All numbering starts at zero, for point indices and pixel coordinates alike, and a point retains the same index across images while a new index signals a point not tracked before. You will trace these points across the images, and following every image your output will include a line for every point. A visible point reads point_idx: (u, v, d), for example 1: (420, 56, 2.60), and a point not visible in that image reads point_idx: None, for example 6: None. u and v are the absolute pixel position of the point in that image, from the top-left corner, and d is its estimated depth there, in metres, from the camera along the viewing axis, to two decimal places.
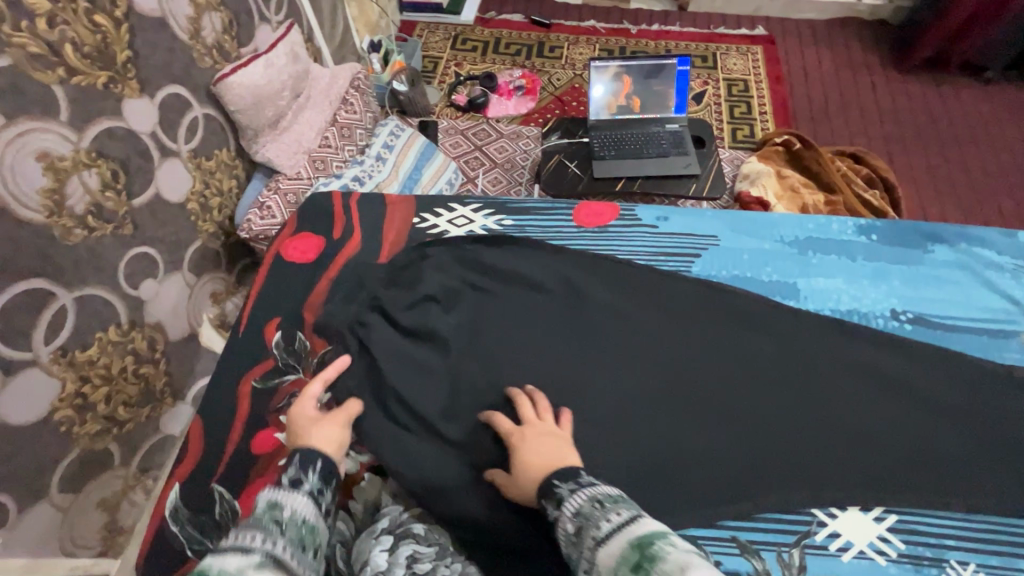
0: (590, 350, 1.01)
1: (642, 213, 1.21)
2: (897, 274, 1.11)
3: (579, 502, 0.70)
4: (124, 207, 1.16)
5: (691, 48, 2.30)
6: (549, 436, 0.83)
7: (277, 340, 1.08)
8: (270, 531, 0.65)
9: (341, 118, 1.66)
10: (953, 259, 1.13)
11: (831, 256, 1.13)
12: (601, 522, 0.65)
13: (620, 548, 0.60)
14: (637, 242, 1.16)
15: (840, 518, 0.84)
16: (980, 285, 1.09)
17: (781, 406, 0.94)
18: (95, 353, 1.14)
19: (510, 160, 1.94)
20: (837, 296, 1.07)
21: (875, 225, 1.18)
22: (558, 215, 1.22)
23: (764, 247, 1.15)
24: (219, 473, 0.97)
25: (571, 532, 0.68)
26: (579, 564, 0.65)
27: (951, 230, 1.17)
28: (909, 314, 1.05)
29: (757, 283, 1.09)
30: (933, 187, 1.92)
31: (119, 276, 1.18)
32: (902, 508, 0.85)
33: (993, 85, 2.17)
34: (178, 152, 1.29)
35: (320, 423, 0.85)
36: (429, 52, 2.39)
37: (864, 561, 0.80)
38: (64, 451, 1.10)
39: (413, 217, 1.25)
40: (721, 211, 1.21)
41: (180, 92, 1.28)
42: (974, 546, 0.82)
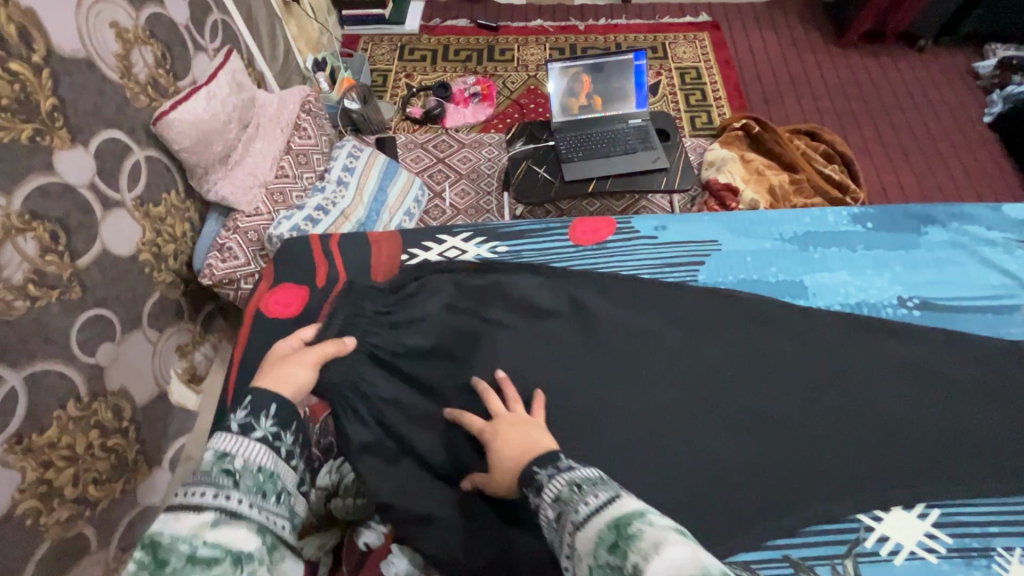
0: (606, 372, 0.98)
1: (638, 225, 1.20)
2: (897, 260, 1.13)
3: (557, 487, 0.67)
4: (68, 269, 1.06)
5: (640, 40, 2.31)
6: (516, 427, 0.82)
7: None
8: (222, 486, 0.67)
9: (296, 145, 1.57)
10: (948, 240, 1.16)
11: (831, 249, 1.15)
12: (578, 505, 0.63)
13: (597, 529, 0.58)
14: (638, 255, 1.15)
15: (885, 521, 0.84)
16: (978, 263, 1.13)
17: (792, 401, 0.95)
18: (54, 434, 1.03)
19: (475, 169, 1.90)
20: (844, 289, 1.09)
21: (868, 213, 1.21)
22: (554, 235, 1.20)
23: (765, 246, 1.16)
24: None
25: (552, 517, 0.65)
26: (560, 549, 0.63)
27: (941, 211, 1.21)
28: (916, 300, 1.07)
29: (765, 285, 1.10)
30: (886, 156, 1.99)
31: (72, 346, 1.07)
32: (942, 501, 0.86)
33: (927, 52, 2.26)
34: (122, 201, 1.19)
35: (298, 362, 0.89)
36: (377, 66, 2.31)
37: (916, 562, 0.81)
38: (33, 547, 0.99)
39: (401, 253, 1.20)
40: (718, 214, 1.22)
41: (117, 136, 1.18)
42: (1014, 529, 0.84)
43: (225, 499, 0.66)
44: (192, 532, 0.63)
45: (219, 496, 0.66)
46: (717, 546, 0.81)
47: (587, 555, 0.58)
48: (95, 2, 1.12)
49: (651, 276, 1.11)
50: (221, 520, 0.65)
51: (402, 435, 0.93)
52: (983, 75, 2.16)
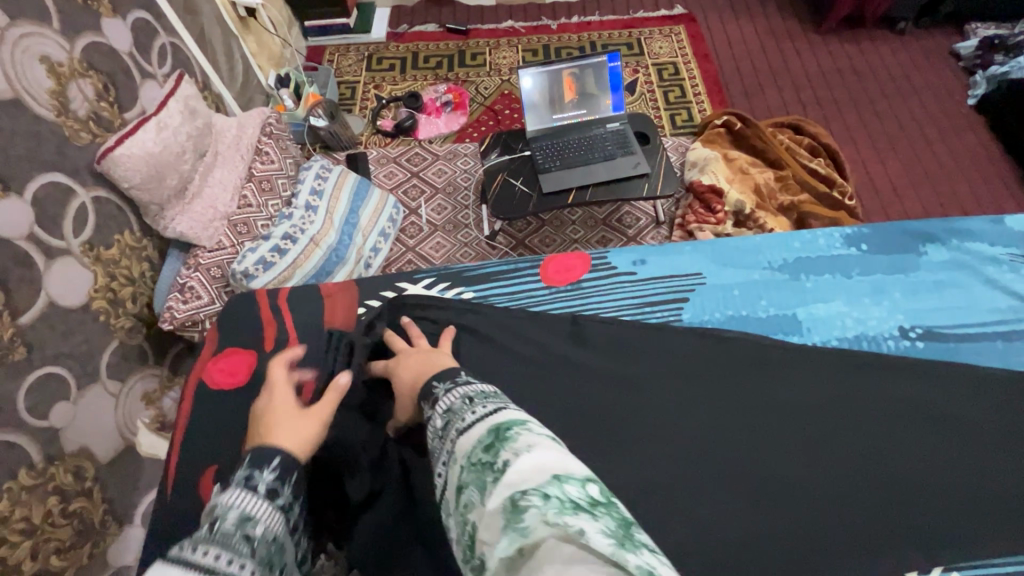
0: (595, 416, 0.92)
1: (616, 260, 1.14)
2: (896, 286, 1.09)
3: (452, 400, 0.67)
4: (9, 329, 0.98)
5: (614, 37, 2.24)
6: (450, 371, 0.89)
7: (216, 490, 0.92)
8: (240, 553, 0.60)
9: (259, 171, 1.49)
10: (949, 259, 1.12)
11: (824, 276, 1.10)
12: (466, 414, 0.63)
13: (479, 433, 0.58)
14: (619, 294, 1.09)
15: None
16: (982, 283, 1.09)
17: (790, 438, 0.90)
18: (6, 507, 0.95)
19: (451, 182, 1.83)
20: (842, 320, 1.04)
21: (862, 233, 1.17)
22: (525, 275, 1.13)
23: (753, 277, 1.11)
24: None
25: (439, 425, 0.65)
26: (439, 455, 0.63)
27: (939, 227, 1.17)
28: (918, 330, 1.03)
29: (755, 321, 1.05)
30: (872, 146, 1.94)
31: (20, 411, 0.99)
32: (962, 562, 0.79)
33: (907, 35, 2.21)
34: (68, 248, 1.11)
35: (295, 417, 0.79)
36: (344, 77, 2.22)
37: None
38: None
39: (356, 307, 1.12)
40: (700, 242, 1.17)
41: (58, 179, 1.10)
42: None
43: (240, 570, 0.59)
44: None
45: (234, 563, 0.59)
46: None
47: (462, 454, 0.58)
48: (21, 37, 1.03)
49: (632, 319, 1.06)
50: None
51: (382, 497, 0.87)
52: (964, 56, 2.12)
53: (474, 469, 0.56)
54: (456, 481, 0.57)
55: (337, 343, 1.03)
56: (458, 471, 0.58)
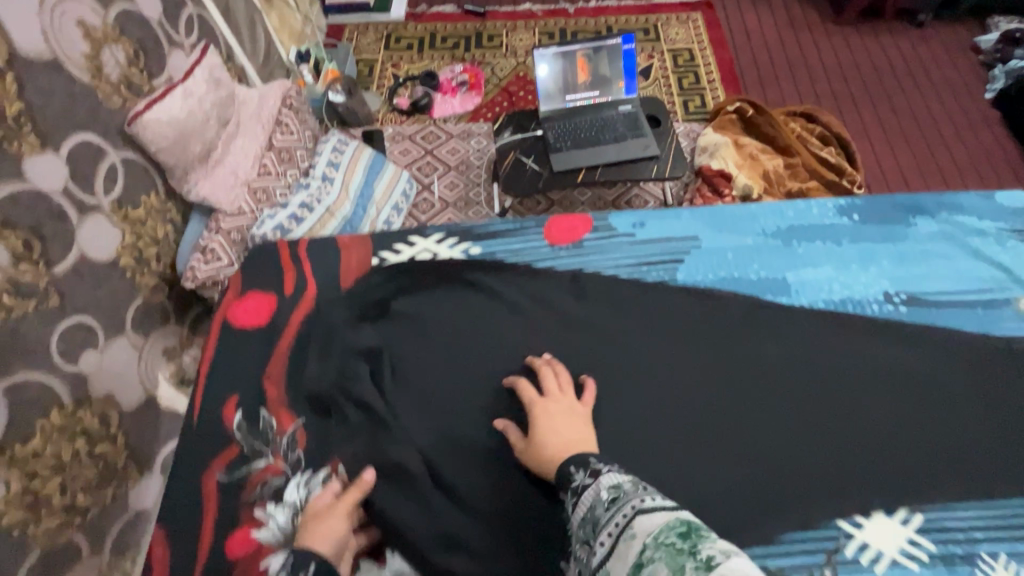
0: (593, 378, 0.96)
1: (616, 222, 1.14)
2: (885, 253, 1.09)
3: (617, 478, 0.72)
4: (45, 277, 1.04)
5: (631, 22, 2.25)
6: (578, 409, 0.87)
7: (238, 420, 0.96)
8: None
9: (279, 141, 1.53)
10: (937, 231, 1.12)
11: (817, 244, 1.10)
12: (643, 497, 0.67)
13: (668, 519, 0.62)
14: (617, 253, 1.10)
15: (866, 527, 0.82)
16: (968, 255, 1.09)
17: (782, 404, 0.93)
18: (38, 443, 1.02)
19: (464, 161, 1.87)
20: (829, 285, 1.05)
21: (856, 204, 1.16)
22: (530, 233, 1.14)
23: (746, 242, 1.11)
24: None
25: (605, 498, 0.69)
26: (605, 525, 0.67)
27: (930, 201, 1.17)
28: (902, 296, 1.04)
29: (746, 283, 1.06)
30: (885, 136, 1.94)
31: (53, 354, 1.06)
32: (924, 505, 0.84)
33: (927, 27, 2.19)
34: (99, 205, 1.17)
35: (323, 516, 0.83)
36: (363, 55, 2.25)
37: (898, 569, 0.78)
38: (23, 557, 0.99)
39: (371, 257, 1.14)
40: (698, 208, 1.17)
41: (90, 139, 1.15)
42: (1001, 532, 0.82)
43: None
44: None
45: None
46: None
47: (645, 532, 0.62)
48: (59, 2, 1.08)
49: (630, 277, 1.07)
50: None
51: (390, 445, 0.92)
52: (984, 51, 2.10)
53: (664, 550, 0.59)
54: (635, 556, 0.60)
55: (350, 303, 1.08)
56: (639, 547, 0.61)
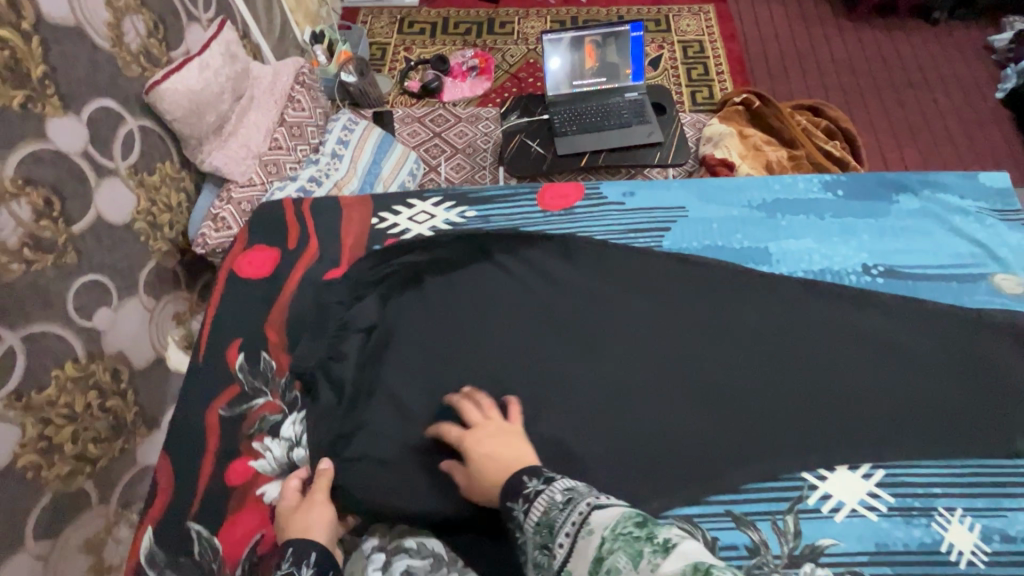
0: (585, 345, 0.98)
1: (607, 191, 1.18)
2: (864, 228, 1.11)
3: (566, 481, 0.71)
4: (63, 235, 1.09)
5: (643, 12, 2.26)
6: (498, 429, 0.82)
7: (240, 362, 1.01)
8: None
9: (291, 117, 1.57)
10: (918, 208, 1.14)
11: (799, 217, 1.13)
12: (594, 495, 0.67)
13: (623, 513, 0.62)
14: (607, 221, 1.13)
15: (829, 480, 0.84)
16: (946, 231, 1.10)
17: (769, 376, 0.94)
18: (53, 392, 1.07)
19: (471, 144, 1.89)
20: (809, 256, 1.07)
21: (840, 181, 1.19)
22: (522, 199, 1.19)
23: (732, 213, 1.14)
24: (194, 510, 0.89)
25: (559, 500, 0.67)
26: (562, 526, 0.65)
27: (915, 178, 1.18)
28: (881, 268, 1.05)
29: (729, 251, 1.08)
30: (892, 131, 1.93)
31: (69, 309, 1.11)
32: (886, 461, 0.85)
33: (942, 25, 2.17)
34: (115, 170, 1.21)
35: (301, 506, 0.81)
36: (376, 39, 2.29)
37: (856, 519, 0.81)
38: (35, 498, 1.04)
39: (371, 218, 1.17)
40: (688, 180, 1.20)
41: (110, 105, 1.19)
42: (959, 491, 0.83)
43: None
44: None
45: None
46: (667, 501, 0.83)
47: (603, 526, 0.61)
48: None
49: (619, 245, 1.09)
50: None
51: (385, 403, 0.95)
52: (998, 49, 2.08)
53: (623, 541, 0.59)
54: (596, 552, 0.60)
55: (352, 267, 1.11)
56: (599, 542, 0.60)
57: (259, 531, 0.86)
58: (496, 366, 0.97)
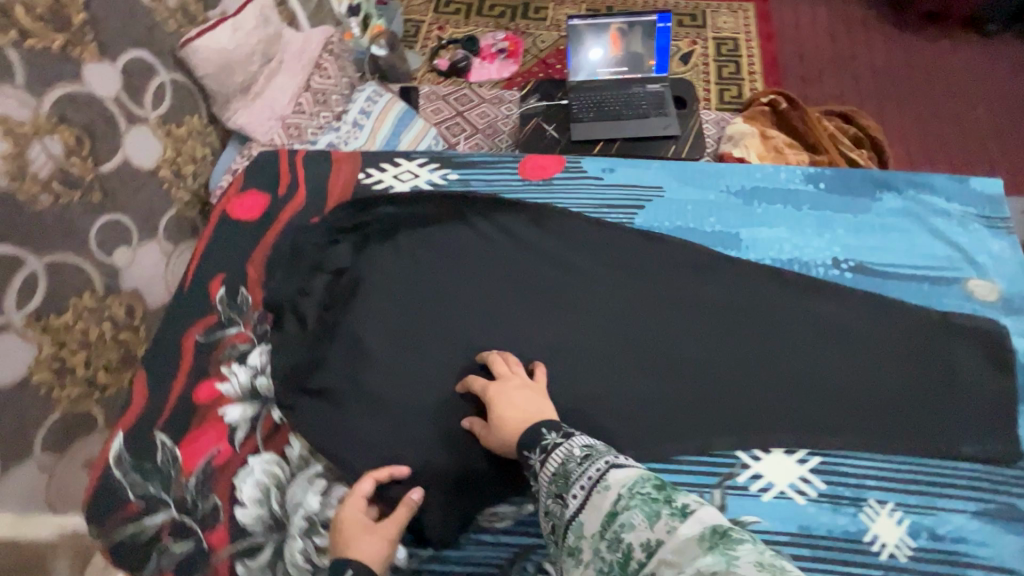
0: (569, 324, 0.99)
1: (586, 166, 1.18)
2: (842, 223, 1.07)
3: (585, 438, 0.72)
4: (91, 173, 1.17)
5: (679, 7, 2.22)
6: (527, 390, 0.84)
7: (221, 296, 1.05)
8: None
9: (316, 84, 1.61)
10: (902, 208, 1.09)
11: (776, 206, 1.10)
12: (613, 454, 0.68)
13: (643, 473, 0.64)
14: (583, 194, 1.14)
15: (763, 461, 0.85)
16: (928, 232, 1.06)
17: (743, 367, 0.93)
18: (70, 318, 1.14)
19: (492, 125, 1.91)
20: (780, 245, 1.05)
21: (824, 173, 1.14)
22: (504, 168, 1.19)
23: (708, 198, 1.12)
24: (161, 420, 0.94)
25: (578, 455, 0.69)
26: (577, 478, 0.66)
27: (903, 178, 1.13)
28: (851, 263, 1.03)
29: (699, 233, 1.07)
30: (926, 145, 1.86)
31: (91, 243, 1.18)
32: (823, 449, 0.85)
33: (996, 38, 2.06)
34: (145, 118, 1.29)
35: (370, 532, 0.80)
36: (412, 16, 2.32)
37: (783, 501, 0.81)
38: (45, 413, 1.12)
39: (358, 173, 1.19)
40: (669, 162, 1.18)
41: (144, 57, 1.27)
42: (894, 486, 0.82)
43: None
44: None
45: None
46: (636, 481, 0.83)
47: (621, 484, 0.63)
48: None
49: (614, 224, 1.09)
50: None
51: (369, 359, 0.97)
52: None
53: (640, 500, 0.60)
54: (612, 507, 0.62)
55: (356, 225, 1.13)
56: (616, 498, 0.62)
57: (216, 446, 0.91)
58: (479, 334, 0.98)
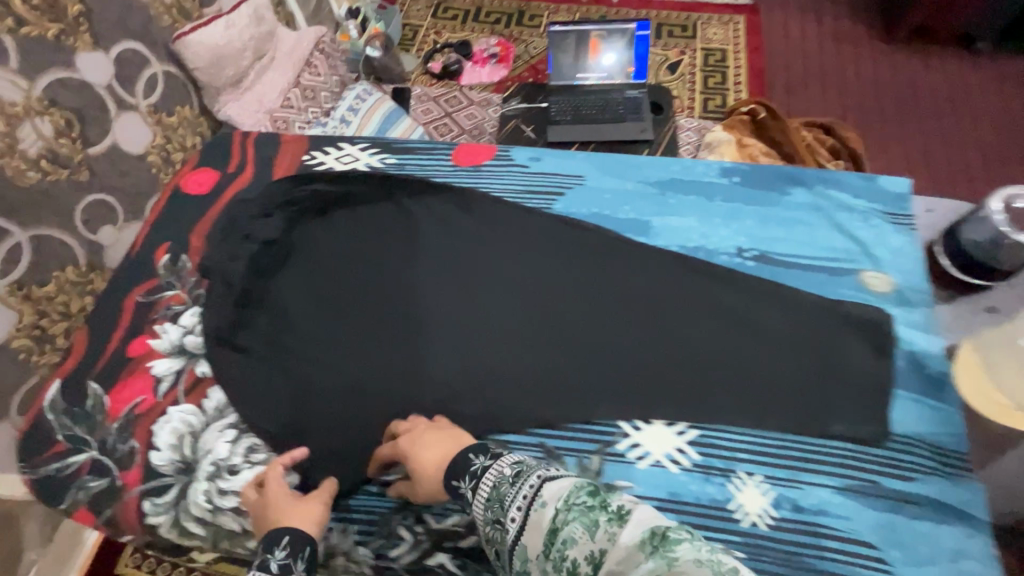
0: (514, 316, 1.05)
1: (515, 154, 1.23)
2: (750, 214, 1.12)
3: (512, 457, 0.75)
4: (79, 154, 1.24)
5: (671, 18, 2.26)
6: (428, 431, 0.86)
7: (164, 261, 1.12)
8: (178, 512, 0.91)
9: (306, 80, 1.69)
10: (809, 202, 1.13)
11: (689, 197, 1.15)
12: (542, 469, 0.71)
13: (574, 483, 0.66)
14: (508, 179, 1.19)
15: (643, 431, 0.91)
16: (830, 226, 1.10)
17: (656, 349, 0.99)
18: (52, 290, 1.21)
19: (479, 126, 1.96)
20: (688, 233, 1.10)
21: (739, 168, 1.19)
22: (438, 154, 1.24)
23: (626, 187, 1.17)
24: (95, 371, 1.01)
25: (508, 475, 0.71)
26: (512, 501, 0.68)
27: (812, 173, 1.17)
28: (754, 253, 1.08)
29: (613, 220, 1.12)
30: (907, 160, 1.86)
31: (76, 220, 1.25)
32: (701, 423, 0.92)
33: (984, 57, 2.07)
34: (136, 106, 1.36)
35: (295, 502, 0.85)
36: (410, 21, 2.40)
37: (657, 469, 0.88)
38: (23, 377, 1.18)
39: (302, 154, 1.25)
40: (593, 153, 1.23)
41: (137, 48, 1.35)
42: (765, 458, 0.88)
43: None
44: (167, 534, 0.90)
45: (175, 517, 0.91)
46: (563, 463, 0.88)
47: (555, 497, 0.65)
48: None
49: (556, 213, 1.14)
50: (181, 532, 0.90)
51: (324, 341, 1.03)
52: None
53: (576, 511, 0.63)
54: (550, 524, 0.63)
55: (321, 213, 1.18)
56: (553, 513, 0.64)
57: (140, 396, 0.98)
58: (430, 321, 1.05)
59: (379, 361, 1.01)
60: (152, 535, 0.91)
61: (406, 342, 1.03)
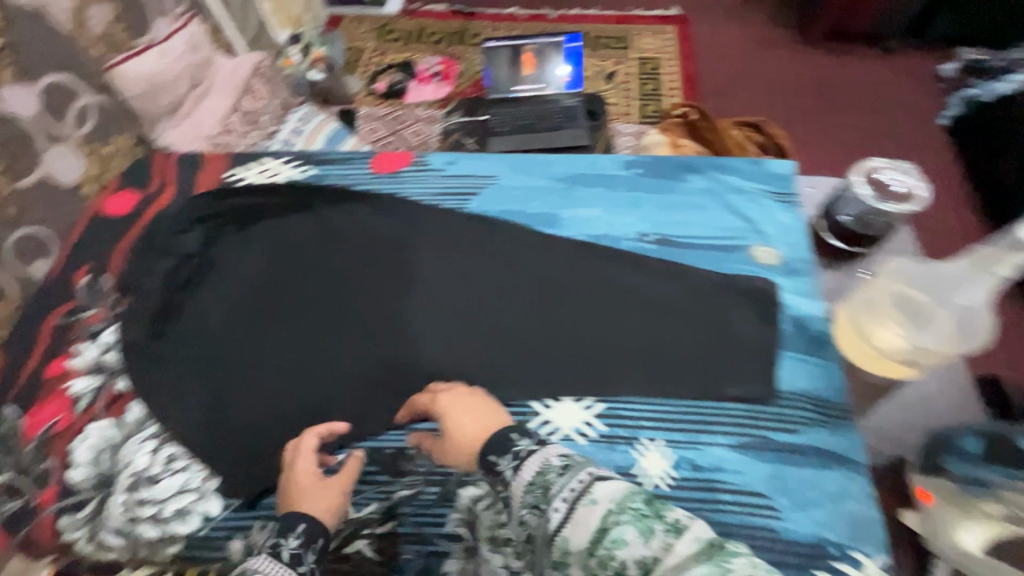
0: (454, 319, 1.10)
1: (432, 159, 1.30)
2: (650, 202, 1.22)
3: (558, 446, 0.76)
4: (6, 188, 1.16)
5: (606, 31, 2.36)
6: (470, 397, 0.94)
7: (83, 284, 1.19)
8: (97, 524, 0.97)
9: (246, 105, 1.69)
10: (703, 187, 1.24)
11: (595, 189, 1.24)
12: (592, 465, 0.72)
13: (628, 487, 0.69)
14: (427, 185, 1.26)
15: (553, 409, 1.00)
16: (721, 208, 1.21)
17: (565, 332, 1.07)
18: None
19: (424, 141, 1.99)
20: (594, 223, 1.19)
21: (641, 160, 1.29)
22: (357, 163, 1.30)
23: (537, 184, 1.25)
24: (11, 396, 1.06)
25: (557, 465, 0.72)
26: (559, 492, 0.70)
27: (705, 161, 1.27)
28: (656, 236, 1.17)
29: (524, 214, 1.21)
30: (828, 152, 1.99)
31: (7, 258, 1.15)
32: (606, 396, 1.00)
33: (894, 53, 2.22)
34: (67, 138, 1.31)
35: (321, 485, 0.92)
36: (354, 44, 2.45)
37: (566, 442, 0.96)
38: None
39: (224, 172, 1.32)
40: (507, 154, 1.31)
41: (66, 80, 1.31)
42: (663, 424, 0.98)
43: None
44: (87, 548, 0.96)
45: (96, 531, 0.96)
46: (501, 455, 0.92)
47: (608, 498, 0.68)
48: None
49: (472, 213, 1.21)
50: (102, 544, 0.96)
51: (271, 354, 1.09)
52: (946, 79, 2.12)
53: (631, 516, 0.66)
54: (600, 523, 0.66)
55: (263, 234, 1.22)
56: (605, 514, 0.66)
57: (55, 417, 1.04)
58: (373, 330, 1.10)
59: (322, 369, 1.06)
60: (69, 550, 0.96)
61: (343, 347, 1.08)
